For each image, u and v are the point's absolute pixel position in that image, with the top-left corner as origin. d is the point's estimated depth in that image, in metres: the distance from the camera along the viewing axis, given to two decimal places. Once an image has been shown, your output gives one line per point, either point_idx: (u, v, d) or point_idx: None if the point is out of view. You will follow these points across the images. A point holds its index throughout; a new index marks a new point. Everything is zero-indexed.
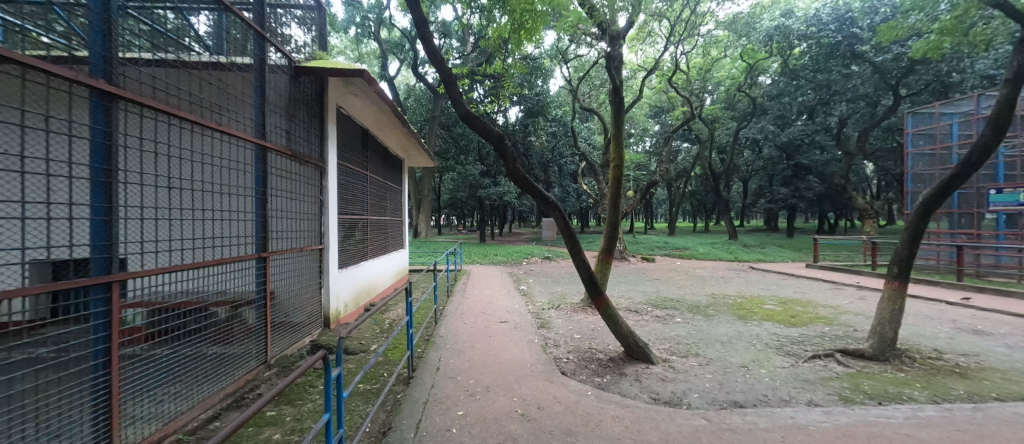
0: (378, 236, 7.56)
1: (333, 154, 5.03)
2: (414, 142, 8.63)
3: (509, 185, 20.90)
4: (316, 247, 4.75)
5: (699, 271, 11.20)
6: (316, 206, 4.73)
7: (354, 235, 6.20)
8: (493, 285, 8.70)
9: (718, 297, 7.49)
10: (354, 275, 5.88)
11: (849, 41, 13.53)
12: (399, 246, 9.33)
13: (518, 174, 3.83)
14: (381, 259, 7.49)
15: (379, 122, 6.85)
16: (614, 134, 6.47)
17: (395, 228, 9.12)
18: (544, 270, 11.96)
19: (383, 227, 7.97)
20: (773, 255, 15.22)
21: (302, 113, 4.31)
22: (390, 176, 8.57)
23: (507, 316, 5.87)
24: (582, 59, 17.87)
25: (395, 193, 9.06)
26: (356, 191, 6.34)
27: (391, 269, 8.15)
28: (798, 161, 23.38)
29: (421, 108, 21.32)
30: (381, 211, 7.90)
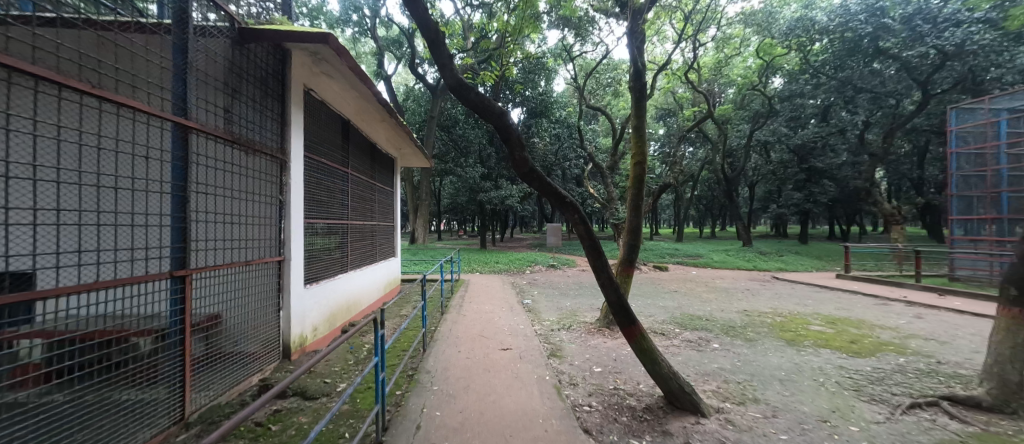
0: (362, 244, 6.60)
1: (298, 144, 4.10)
2: (405, 139, 7.75)
3: (511, 188, 20.06)
4: (271, 260, 3.76)
5: (719, 282, 10.24)
6: (270, 207, 3.76)
7: (330, 243, 5.26)
8: (494, 299, 7.75)
9: (753, 315, 6.50)
10: (326, 291, 4.86)
11: (878, 34, 12.67)
12: (388, 254, 8.39)
13: (525, 168, 2.93)
14: (364, 270, 6.50)
15: (362, 113, 5.95)
16: (633, 126, 5.59)
17: (385, 236, 8.20)
18: (549, 280, 11.03)
19: (369, 234, 7.05)
20: (794, 263, 14.23)
21: (251, 89, 3.35)
22: (378, 178, 7.67)
23: (510, 340, 4.92)
24: (587, 58, 17.19)
25: (385, 197, 8.16)
26: (332, 191, 5.39)
27: (377, 280, 7.15)
28: (811, 165, 22.45)
29: (420, 108, 20.51)
30: (367, 215, 6.99)
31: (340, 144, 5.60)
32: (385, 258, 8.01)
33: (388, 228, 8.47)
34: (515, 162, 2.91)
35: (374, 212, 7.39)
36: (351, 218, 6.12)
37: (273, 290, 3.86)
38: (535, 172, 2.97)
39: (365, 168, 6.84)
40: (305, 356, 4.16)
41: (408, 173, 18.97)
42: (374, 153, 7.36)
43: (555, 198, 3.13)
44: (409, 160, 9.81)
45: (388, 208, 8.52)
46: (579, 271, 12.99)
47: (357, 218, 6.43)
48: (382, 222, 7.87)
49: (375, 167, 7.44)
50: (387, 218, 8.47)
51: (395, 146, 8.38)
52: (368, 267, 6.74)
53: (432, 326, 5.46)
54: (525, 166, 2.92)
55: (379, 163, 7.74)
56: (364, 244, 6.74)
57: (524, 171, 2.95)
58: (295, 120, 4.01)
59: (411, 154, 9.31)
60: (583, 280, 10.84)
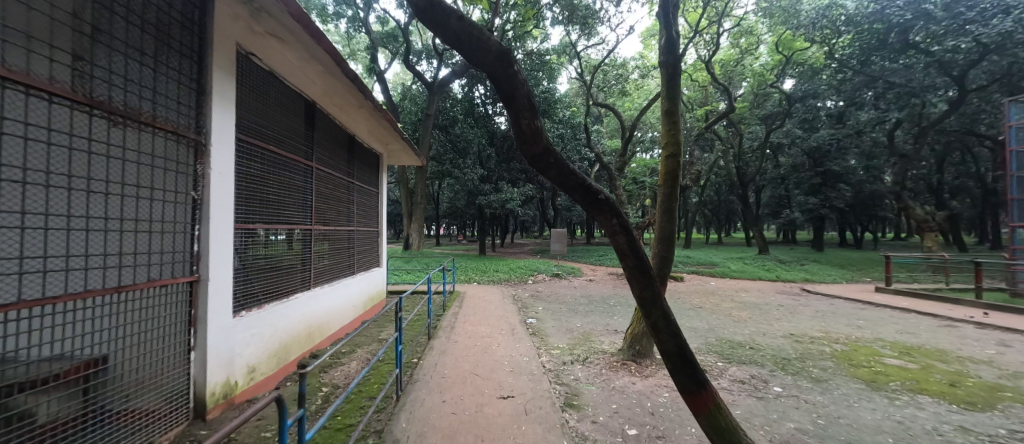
0: (333, 254, 5.47)
1: (225, 124, 3.02)
2: (389, 131, 6.68)
3: (513, 191, 19.01)
4: (180, 281, 2.67)
5: (745, 296, 9.11)
6: (179, 207, 2.68)
7: (284, 253, 4.14)
8: (490, 317, 6.63)
9: (804, 342, 5.36)
10: (273, 319, 3.72)
11: (916, 22, 11.58)
12: (371, 265, 7.27)
13: (540, 149, 1.91)
14: (335, 285, 5.34)
15: (331, 94, 4.88)
16: (663, 110, 4.57)
17: (367, 244, 7.11)
18: (553, 292, 9.93)
19: (344, 241, 5.94)
20: (818, 272, 13.12)
21: (130, 34, 2.26)
22: (358, 176, 6.60)
23: (511, 380, 3.81)
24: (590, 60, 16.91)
25: (366, 198, 7.08)
26: (290, 188, 4.29)
27: (352, 297, 5.99)
28: (827, 168, 21.42)
29: (416, 107, 19.48)
30: (342, 219, 5.88)
31: (301, 132, 4.54)
32: (365, 270, 6.88)
33: (371, 233, 7.40)
34: (522, 135, 1.86)
35: (351, 215, 6.29)
36: (317, 222, 5.01)
37: (182, 323, 2.73)
38: (551, 158, 1.96)
39: (339, 164, 5.77)
40: (232, 412, 3.00)
41: (403, 175, 17.89)
42: (352, 146, 6.30)
43: (581, 193, 2.08)
44: (397, 158, 8.75)
45: (371, 211, 7.43)
46: (585, 281, 11.87)
47: (327, 221, 5.32)
48: (362, 227, 6.77)
49: (353, 163, 6.36)
50: (371, 223, 7.41)
51: (379, 140, 7.31)
52: (340, 281, 5.59)
53: (413, 361, 4.33)
54: (539, 145, 1.90)
55: (359, 160, 6.66)
56: (337, 254, 5.62)
57: (535, 152, 1.92)
58: (218, 92, 2.93)
59: (399, 151, 8.22)
60: (591, 293, 9.73)
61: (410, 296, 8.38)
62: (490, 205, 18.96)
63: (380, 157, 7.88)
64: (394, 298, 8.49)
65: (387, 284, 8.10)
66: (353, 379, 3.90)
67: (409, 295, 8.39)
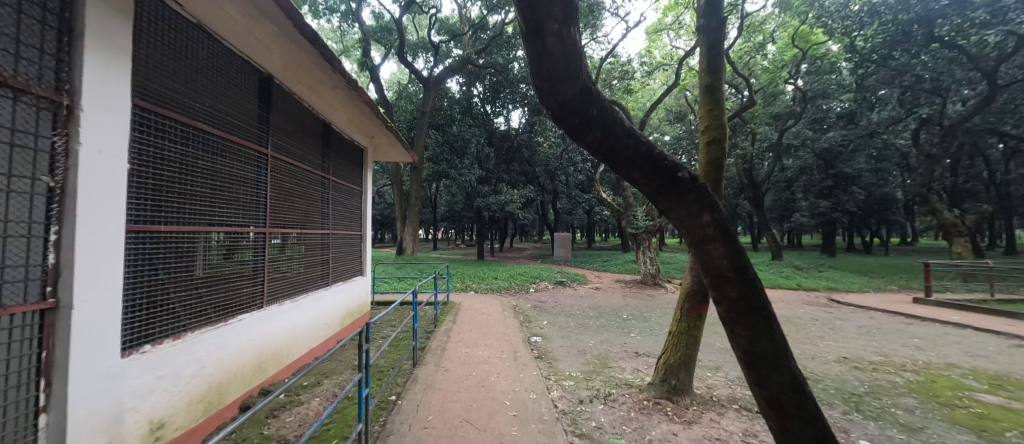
0: (297, 262, 4.55)
1: (110, 84, 2.13)
2: (372, 121, 5.81)
3: (513, 192, 18.14)
4: (36, 307, 1.77)
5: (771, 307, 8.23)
6: (30, 199, 1.76)
7: (221, 265, 3.21)
8: (489, 334, 5.73)
9: (866, 370, 4.46)
10: (198, 353, 2.77)
11: (943, 12, 10.87)
12: (352, 274, 6.35)
13: (563, 100, 1.15)
14: (300, 302, 4.40)
15: (294, 69, 4.01)
16: (701, 87, 3.72)
17: (348, 250, 6.20)
18: (558, 301, 9.03)
19: (315, 247, 5.02)
20: (839, 280, 12.25)
21: None
22: (336, 172, 5.72)
23: (515, 431, 2.89)
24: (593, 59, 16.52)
25: (347, 198, 6.18)
26: (234, 180, 3.40)
27: (326, 313, 5.07)
28: (839, 170, 20.69)
29: (411, 106, 18.70)
30: (310, 221, 4.97)
31: (246, 111, 3.61)
32: (344, 281, 5.96)
33: (354, 237, 6.49)
34: (545, 58, 1.09)
35: (325, 216, 5.40)
36: (274, 224, 4.11)
37: (31, 374, 1.78)
38: (583, 118, 1.18)
39: (307, 155, 4.88)
40: None
41: (397, 175, 17.03)
42: (326, 136, 5.42)
43: (643, 168, 1.23)
44: (387, 156, 7.86)
45: (354, 211, 6.53)
46: (592, 289, 10.98)
47: (289, 223, 4.43)
48: (340, 232, 5.86)
49: (328, 156, 5.48)
50: (354, 225, 6.52)
51: (362, 133, 6.43)
52: (308, 295, 4.66)
53: (390, 402, 3.39)
54: (559, 94, 1.14)
55: (337, 153, 5.78)
56: (303, 263, 4.69)
57: (555, 109, 1.18)
58: (94, 37, 2.03)
59: (387, 146, 7.33)
60: (600, 303, 8.86)
61: (398, 308, 7.44)
62: (488, 207, 18.10)
63: (365, 152, 7.00)
64: (381, 309, 7.56)
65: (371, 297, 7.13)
66: (308, 431, 2.96)
67: (397, 307, 7.47)
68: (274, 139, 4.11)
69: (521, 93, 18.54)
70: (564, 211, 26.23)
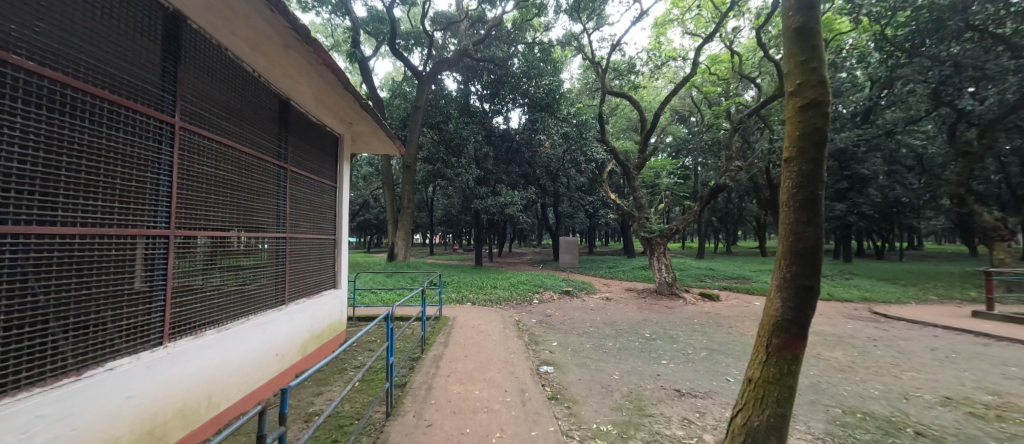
0: (231, 275, 3.40)
1: None
2: (342, 97, 4.68)
3: (513, 194, 17.02)
4: None
5: (814, 324, 7.11)
6: None
7: (88, 285, 2.08)
8: (489, 362, 4.61)
9: (991, 419, 3.35)
10: (13, 436, 1.67)
11: None
12: (321, 287, 5.20)
13: None
14: (234, 329, 3.28)
15: (222, 11, 2.83)
16: (787, 31, 2.69)
17: (315, 257, 5.05)
18: (567, 315, 7.89)
19: (264, 255, 3.89)
20: (871, 288, 11.16)
21: None
22: (296, 160, 4.57)
23: None
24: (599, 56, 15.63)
25: (313, 192, 5.04)
26: (107, 157, 2.21)
27: (279, 340, 3.95)
28: (854, 171, 19.89)
29: (404, 103, 17.60)
30: (258, 220, 3.82)
31: (131, 57, 2.39)
32: (309, 297, 4.83)
33: (324, 240, 5.33)
34: None
35: (280, 215, 4.25)
36: (196, 224, 2.97)
37: None
38: None
39: (250, 134, 3.71)
40: None
41: (388, 176, 15.90)
42: (282, 114, 4.28)
43: None
44: (368, 146, 6.73)
45: (324, 208, 5.37)
46: (602, 300, 9.85)
47: (222, 223, 3.29)
48: (303, 236, 4.73)
49: (284, 139, 4.33)
50: (324, 227, 5.37)
51: (333, 113, 5.29)
52: (247, 320, 3.51)
53: None
54: None
55: (299, 136, 4.64)
56: (241, 276, 3.55)
57: None
58: None
59: (366, 132, 6.20)
60: (614, 317, 7.76)
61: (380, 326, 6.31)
62: (486, 209, 17.00)
63: (339, 139, 5.84)
64: (358, 328, 6.44)
65: (347, 314, 5.95)
66: None
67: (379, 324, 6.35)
68: (190, 106, 2.91)
69: (522, 89, 17.51)
70: (566, 214, 25.12)
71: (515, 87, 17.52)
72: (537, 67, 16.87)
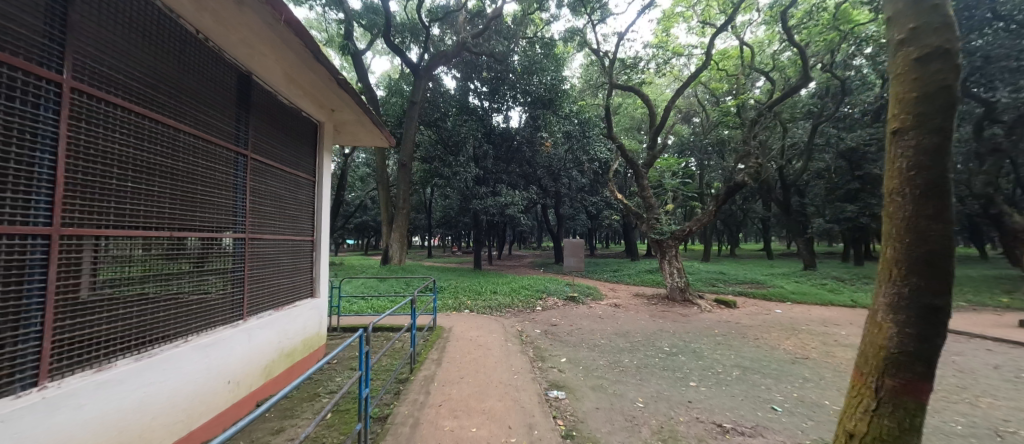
0: (169, 285, 2.68)
1: None
2: (316, 73, 3.97)
3: (513, 194, 16.36)
4: None
5: (848, 336, 6.42)
6: None
7: None
8: (488, 387, 3.91)
9: None
10: None
11: None
12: (293, 297, 4.45)
13: None
14: (163, 356, 2.52)
15: None
16: None
17: (284, 263, 4.30)
18: (573, 325, 7.18)
19: (214, 259, 3.14)
20: None
21: None
22: (262, 147, 3.85)
23: None
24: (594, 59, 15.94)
25: (284, 186, 4.32)
26: None
27: (231, 364, 3.20)
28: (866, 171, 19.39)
29: (398, 100, 16.86)
30: (209, 218, 3.10)
31: None
32: (276, 309, 4.07)
33: (296, 243, 4.59)
34: None
35: (240, 212, 3.51)
36: (112, 221, 2.25)
37: None
38: None
39: (198, 110, 2.96)
40: None
41: (382, 176, 15.16)
42: (243, 91, 3.56)
43: None
44: (354, 137, 6.02)
45: (298, 205, 4.64)
46: (610, 307, 9.13)
47: (153, 220, 2.55)
48: (269, 237, 3.99)
49: (246, 122, 3.61)
50: (297, 227, 4.62)
51: (309, 96, 4.58)
52: (188, 342, 2.79)
53: None
54: None
55: (266, 120, 3.92)
56: (182, 286, 2.82)
57: None
58: None
59: (350, 118, 5.50)
60: (626, 327, 7.06)
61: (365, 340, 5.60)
62: (485, 210, 16.33)
63: (318, 127, 5.12)
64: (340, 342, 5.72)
65: (326, 327, 5.22)
66: None
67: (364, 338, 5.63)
68: (100, 63, 2.15)
69: (522, 85, 16.86)
70: (567, 216, 24.43)
71: (515, 84, 16.91)
72: (538, 62, 16.25)
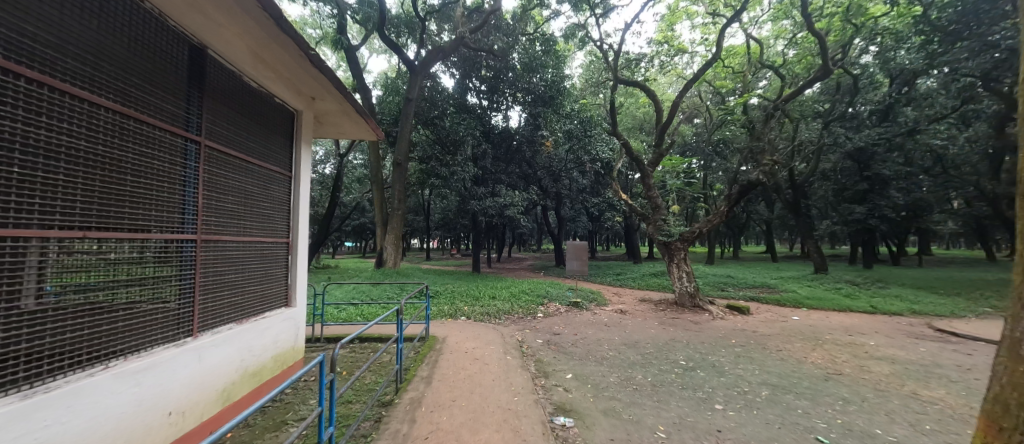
0: (80, 298, 2.10)
1: None
2: (286, 50, 3.42)
3: (514, 195, 15.86)
4: None
5: (878, 346, 5.89)
6: None
7: None
8: (482, 413, 3.36)
9: None
10: None
11: None
12: (261, 308, 3.89)
13: None
14: (68, 389, 1.96)
15: None
16: None
17: (249, 269, 3.74)
18: (578, 334, 6.65)
19: (153, 265, 2.58)
20: (915, 298, 9.98)
21: None
22: (220, 135, 3.30)
23: None
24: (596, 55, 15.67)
25: (250, 181, 3.76)
26: None
27: (172, 392, 2.64)
28: (875, 171, 18.92)
29: (392, 97, 16.23)
30: (144, 214, 2.51)
31: None
32: (238, 322, 3.51)
33: (265, 245, 4.03)
34: None
35: (191, 209, 2.96)
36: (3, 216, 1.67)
37: None
38: None
39: (127, 81, 2.38)
40: None
41: (377, 176, 14.62)
42: (195, 67, 3.00)
43: None
44: (338, 128, 5.47)
45: (268, 202, 4.09)
46: (616, 314, 8.61)
47: (64, 218, 1.97)
48: (229, 239, 3.42)
49: (200, 104, 3.06)
50: (267, 227, 4.06)
51: (281, 79, 4.03)
52: (109, 370, 2.22)
53: None
54: None
55: (225, 103, 3.36)
56: (106, 299, 2.25)
57: None
58: None
59: (332, 107, 4.95)
60: (635, 336, 6.52)
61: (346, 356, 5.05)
62: (484, 211, 15.84)
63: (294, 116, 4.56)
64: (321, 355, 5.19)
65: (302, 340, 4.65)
66: None
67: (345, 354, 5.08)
68: None
69: (522, 83, 16.37)
70: (569, 218, 23.94)
71: (515, 81, 16.42)
72: (538, 59, 15.85)
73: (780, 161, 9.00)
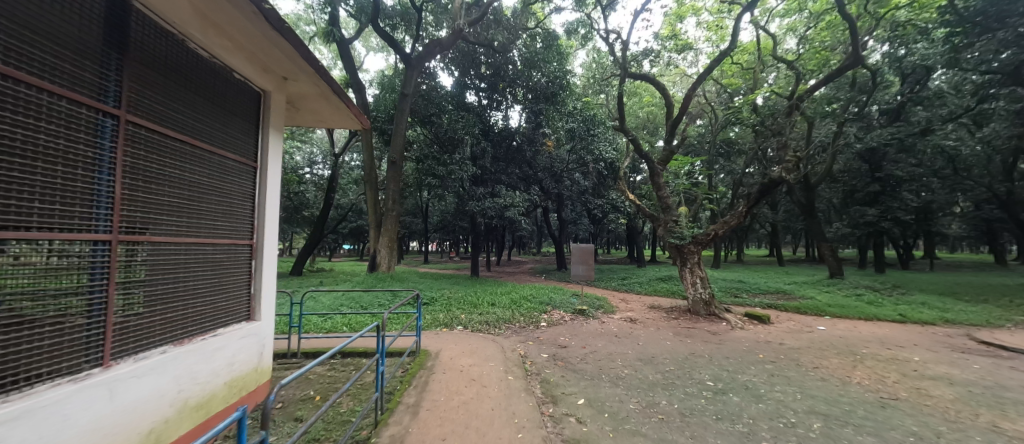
0: None
1: None
2: (242, 12, 2.79)
3: (514, 195, 15.24)
4: None
5: (926, 363, 5.23)
6: None
7: None
8: None
9: None
10: None
11: None
12: (209, 324, 3.19)
13: None
14: None
15: None
16: None
17: (192, 276, 3.05)
18: (587, 347, 5.97)
19: (39, 272, 1.88)
20: (944, 306, 9.32)
21: None
22: (151, 110, 2.62)
23: None
24: (600, 51, 15.09)
25: (196, 170, 3.08)
26: None
27: None
28: (886, 172, 18.34)
29: (387, 94, 15.55)
30: (24, 204, 1.81)
31: None
32: (175, 344, 2.82)
33: (217, 247, 3.35)
34: None
35: (106, 202, 2.28)
36: None
37: None
38: None
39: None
40: None
41: (371, 175, 13.97)
42: (116, 22, 2.33)
43: None
44: (316, 115, 4.84)
45: (223, 195, 3.40)
46: (625, 323, 7.93)
47: None
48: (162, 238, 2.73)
49: (122, 69, 2.39)
50: (221, 225, 3.38)
51: (241, 50, 3.37)
52: None
53: None
54: None
55: (157, 69, 2.66)
56: None
57: None
58: None
59: (308, 90, 4.32)
60: (650, 350, 5.85)
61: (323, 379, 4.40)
62: (483, 213, 15.21)
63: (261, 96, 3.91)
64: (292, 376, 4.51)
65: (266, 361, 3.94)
66: None
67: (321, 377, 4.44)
68: None
69: (523, 80, 15.75)
70: (570, 221, 23.29)
71: (515, 78, 15.85)
72: (539, 55, 15.30)
73: (802, 159, 8.35)
